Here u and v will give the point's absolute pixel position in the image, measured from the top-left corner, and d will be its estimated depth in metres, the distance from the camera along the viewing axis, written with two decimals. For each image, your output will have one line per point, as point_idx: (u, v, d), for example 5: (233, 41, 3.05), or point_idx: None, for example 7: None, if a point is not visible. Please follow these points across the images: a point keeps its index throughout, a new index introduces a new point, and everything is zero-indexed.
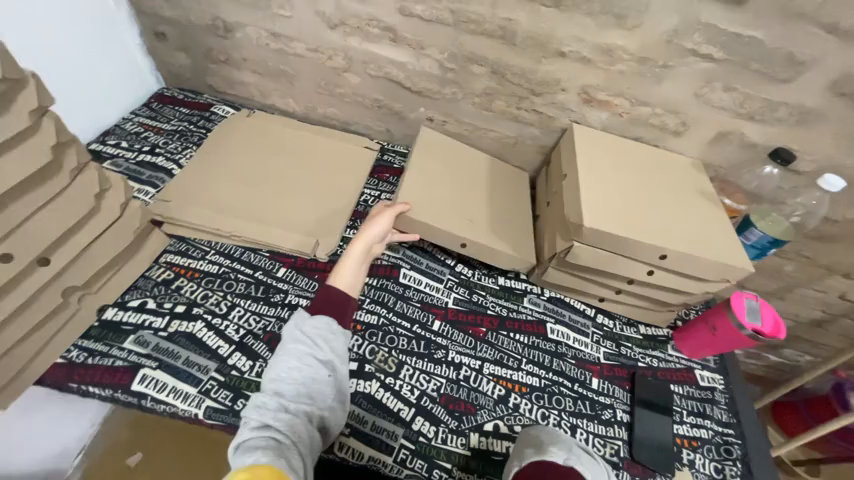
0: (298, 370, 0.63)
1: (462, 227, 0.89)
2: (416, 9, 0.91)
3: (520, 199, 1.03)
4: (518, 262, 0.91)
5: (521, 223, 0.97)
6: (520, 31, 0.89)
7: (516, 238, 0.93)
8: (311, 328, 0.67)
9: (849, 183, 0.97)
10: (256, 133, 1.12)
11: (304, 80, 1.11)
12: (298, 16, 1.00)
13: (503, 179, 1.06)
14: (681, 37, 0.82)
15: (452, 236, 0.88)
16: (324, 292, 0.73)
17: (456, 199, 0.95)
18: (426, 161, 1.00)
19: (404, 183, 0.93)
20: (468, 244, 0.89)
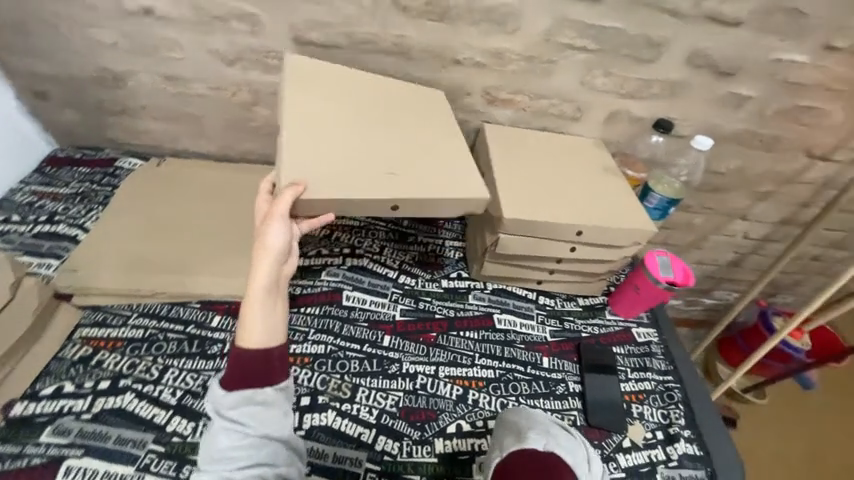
0: (231, 445, 0.56)
1: (385, 185, 0.73)
2: (311, 36, 0.92)
3: (446, 130, 0.88)
4: (461, 209, 0.77)
5: (439, 154, 0.83)
6: (414, 46, 0.92)
7: (450, 180, 0.78)
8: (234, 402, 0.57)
9: (724, 139, 1.10)
10: (168, 180, 1.06)
11: (211, 120, 1.07)
12: (192, 58, 0.97)
13: (423, 108, 0.90)
14: (557, 35, 0.91)
15: (376, 199, 0.72)
16: (235, 357, 0.58)
17: (358, 150, 0.78)
18: (320, 107, 0.81)
19: (295, 148, 0.74)
20: (399, 204, 0.74)
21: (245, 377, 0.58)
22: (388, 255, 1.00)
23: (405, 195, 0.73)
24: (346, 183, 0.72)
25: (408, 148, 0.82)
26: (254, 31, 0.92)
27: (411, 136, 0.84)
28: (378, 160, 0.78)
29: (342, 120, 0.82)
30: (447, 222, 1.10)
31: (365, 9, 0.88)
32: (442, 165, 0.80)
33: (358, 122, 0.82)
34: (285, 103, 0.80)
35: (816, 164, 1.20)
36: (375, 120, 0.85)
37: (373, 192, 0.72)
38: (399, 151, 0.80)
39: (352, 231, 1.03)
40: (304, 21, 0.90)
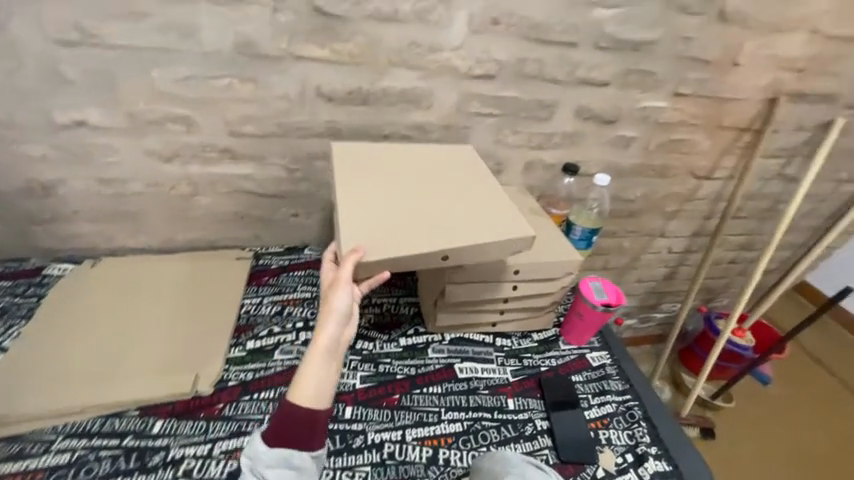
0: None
1: (434, 239, 0.79)
2: (245, 129, 0.99)
3: (476, 174, 0.95)
4: (503, 248, 0.81)
5: (479, 201, 0.89)
6: (344, 127, 1.02)
7: (489, 222, 0.84)
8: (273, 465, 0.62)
9: (624, 173, 1.29)
10: (104, 281, 1.02)
11: (151, 214, 1.07)
12: (126, 160, 0.99)
13: (451, 161, 0.99)
14: (466, 106, 1.05)
15: (427, 252, 0.77)
16: (285, 416, 0.63)
17: (407, 210, 0.84)
18: (364, 180, 0.89)
19: (347, 221, 0.80)
20: (449, 254, 0.79)
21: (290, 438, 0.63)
22: None
23: (453, 244, 0.79)
24: (399, 244, 0.77)
25: (455, 199, 0.88)
26: (188, 129, 0.97)
27: (453, 189, 0.91)
28: (423, 216, 0.84)
29: (390, 182, 0.89)
30: (399, 278, 1.13)
31: (294, 102, 0.97)
32: (486, 209, 0.87)
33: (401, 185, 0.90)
34: (333, 181, 0.89)
35: (704, 183, 1.41)
36: (420, 178, 0.92)
37: (426, 246, 0.77)
38: (444, 206, 0.86)
39: (304, 303, 1.03)
40: (237, 117, 0.97)
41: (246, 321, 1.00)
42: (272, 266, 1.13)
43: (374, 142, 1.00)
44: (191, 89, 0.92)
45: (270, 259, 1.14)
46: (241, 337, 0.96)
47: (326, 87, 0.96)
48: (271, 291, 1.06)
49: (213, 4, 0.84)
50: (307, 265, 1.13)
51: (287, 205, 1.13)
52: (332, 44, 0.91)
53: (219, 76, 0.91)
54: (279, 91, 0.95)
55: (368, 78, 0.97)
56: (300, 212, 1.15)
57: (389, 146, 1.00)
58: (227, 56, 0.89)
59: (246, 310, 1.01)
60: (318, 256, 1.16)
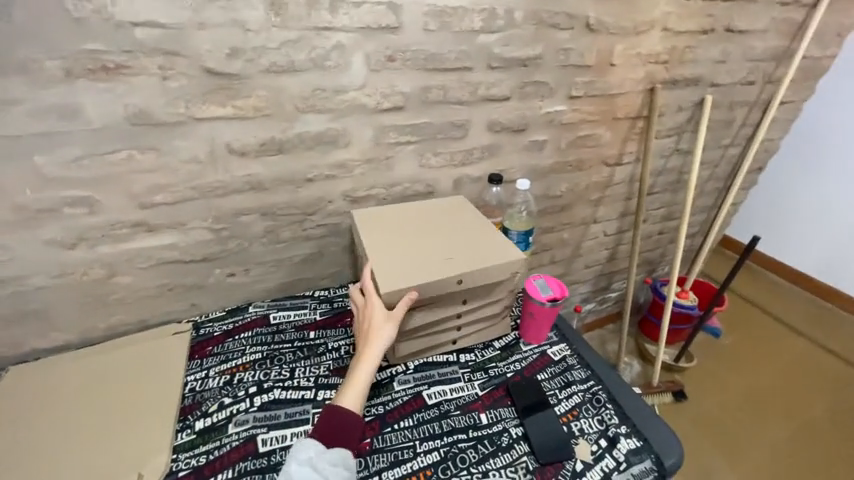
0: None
1: (449, 267, 0.93)
2: (157, 198, 0.94)
3: (470, 215, 1.12)
4: (505, 263, 0.95)
5: (474, 231, 1.05)
6: (265, 179, 1.02)
7: (490, 248, 0.99)
8: (325, 459, 0.73)
9: (544, 173, 1.40)
10: (14, 394, 0.90)
11: (64, 307, 0.98)
12: (20, 255, 0.89)
13: (448, 208, 1.15)
14: (382, 138, 1.09)
15: (444, 279, 0.90)
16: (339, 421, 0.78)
17: (423, 249, 0.98)
18: (382, 232, 1.04)
19: (378, 263, 0.94)
20: (463, 278, 0.92)
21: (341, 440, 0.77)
22: (301, 375, 0.96)
23: (466, 269, 0.92)
24: (424, 275, 0.90)
25: (462, 236, 1.03)
26: (90, 210, 0.91)
27: (452, 226, 1.07)
28: (435, 251, 0.98)
29: (402, 232, 1.04)
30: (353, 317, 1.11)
31: (205, 162, 0.95)
32: (487, 239, 1.02)
33: (414, 232, 1.04)
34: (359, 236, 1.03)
35: (616, 169, 1.56)
36: (428, 225, 1.08)
37: (445, 274, 0.91)
38: (453, 238, 1.02)
39: (255, 366, 0.97)
40: (145, 188, 0.93)
41: (192, 399, 0.91)
42: (215, 333, 1.05)
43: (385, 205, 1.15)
44: (86, 169, 0.87)
45: (211, 325, 1.07)
46: (187, 418, 0.88)
47: (236, 144, 0.95)
48: (217, 361, 0.98)
49: (94, 81, 0.80)
50: (253, 324, 1.07)
51: (220, 266, 1.09)
52: (233, 101, 0.91)
53: (115, 151, 0.87)
54: (187, 155, 0.93)
55: (278, 128, 0.97)
56: (235, 271, 1.11)
57: (397, 205, 1.15)
58: (121, 129, 0.86)
59: (191, 387, 0.93)
60: (264, 312, 1.11)
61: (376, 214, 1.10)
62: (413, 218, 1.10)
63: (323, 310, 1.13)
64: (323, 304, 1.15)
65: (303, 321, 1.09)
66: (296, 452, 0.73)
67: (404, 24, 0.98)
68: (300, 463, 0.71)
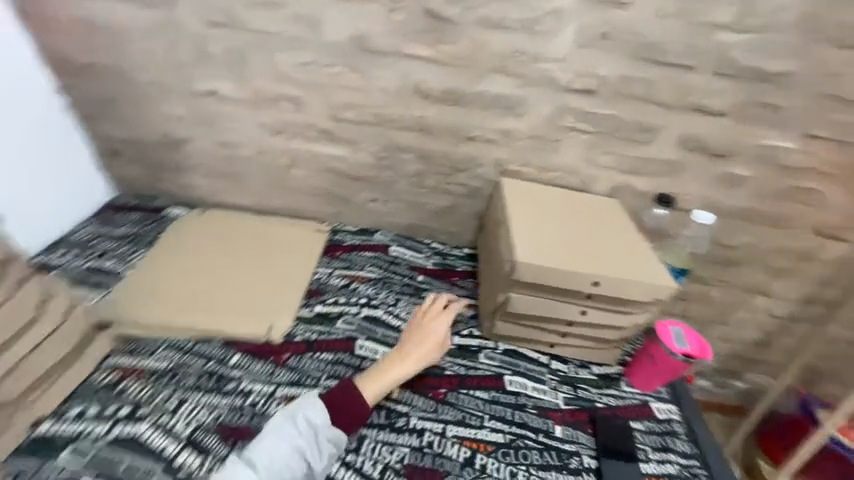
0: (290, 461, 0.73)
1: (588, 266, 0.88)
2: (347, 115, 1.06)
3: (622, 222, 1.02)
4: (649, 286, 0.87)
5: (623, 240, 0.97)
6: (435, 124, 1.07)
7: (637, 264, 0.90)
8: (323, 427, 0.77)
9: (728, 215, 1.15)
10: (207, 225, 1.16)
11: (252, 179, 1.19)
12: (243, 128, 1.10)
13: (599, 208, 1.07)
14: (558, 119, 1.04)
15: (578, 275, 0.87)
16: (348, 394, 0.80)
17: (565, 238, 0.95)
18: (527, 207, 1.03)
19: (517, 234, 0.94)
20: (600, 281, 0.87)
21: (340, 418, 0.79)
22: (402, 308, 1.06)
23: (605, 274, 0.87)
24: (560, 262, 0.88)
25: (609, 240, 0.96)
26: (297, 108, 1.07)
27: (600, 226, 1.00)
28: (576, 244, 0.94)
29: (547, 214, 1.02)
30: (461, 279, 1.20)
31: (394, 94, 1.03)
32: (635, 253, 0.94)
33: (559, 218, 1.01)
34: (505, 203, 1.04)
35: (829, 243, 1.21)
36: (575, 217, 1.02)
37: (582, 270, 0.87)
38: (598, 239, 0.96)
39: (369, 282, 1.10)
40: (341, 103, 1.05)
41: (316, 286, 1.08)
42: (345, 243, 1.21)
43: (534, 183, 1.12)
44: (308, 73, 1.02)
45: (344, 235, 1.22)
46: (310, 300, 1.04)
47: (424, 85, 1.01)
48: (342, 265, 1.14)
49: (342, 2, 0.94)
50: (377, 248, 1.21)
51: (368, 190, 1.20)
52: (439, 45, 0.96)
53: (332, 65, 1.01)
54: (383, 83, 1.02)
55: (467, 81, 1.00)
56: (377, 198, 1.22)
57: (547, 187, 1.11)
58: (343, 48, 0.99)
59: (318, 277, 1.09)
60: (387, 242, 1.24)
61: (524, 188, 1.09)
62: (561, 205, 1.05)
63: (435, 261, 1.23)
64: (436, 255, 1.25)
65: (416, 263, 1.21)
66: (308, 402, 0.79)
67: (636, 1, 0.91)
68: (302, 417, 0.77)
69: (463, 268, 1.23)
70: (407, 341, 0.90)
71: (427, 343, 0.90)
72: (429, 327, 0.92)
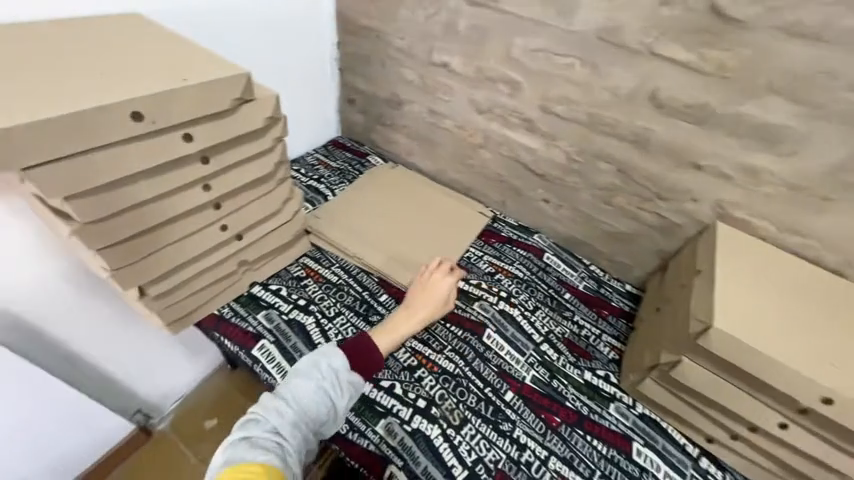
0: (319, 402, 0.71)
1: (821, 373, 0.68)
2: (557, 109, 1.02)
3: None
4: None
5: None
6: (656, 140, 0.92)
7: None
8: (344, 372, 0.75)
9: None
10: (395, 177, 1.30)
11: (443, 149, 1.28)
12: (455, 101, 1.18)
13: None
14: (844, 173, 0.77)
15: (802, 379, 0.68)
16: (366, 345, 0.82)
17: (792, 325, 0.74)
18: (744, 268, 0.83)
19: (726, 296, 0.77)
20: (834, 400, 0.67)
21: (360, 365, 0.79)
22: (539, 318, 1.02)
23: (847, 393, 0.66)
24: (781, 353, 0.70)
25: None
26: (511, 92, 1.07)
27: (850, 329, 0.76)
28: (808, 339, 0.73)
29: (771, 285, 0.81)
30: (612, 316, 1.07)
31: (620, 97, 0.92)
32: None
33: (788, 297, 0.79)
34: (715, 254, 0.85)
35: None
36: (814, 303, 0.79)
37: (811, 374, 0.67)
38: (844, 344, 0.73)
39: (514, 279, 1.09)
40: (557, 95, 1.00)
41: (465, 263, 1.12)
42: (502, 233, 1.21)
43: (762, 242, 0.90)
44: (536, 60, 0.99)
45: (503, 226, 1.22)
46: None
47: (663, 93, 0.87)
48: (493, 253, 1.15)
49: None
50: (531, 249, 1.17)
51: (545, 189, 1.15)
52: (704, 50, 0.80)
53: (565, 56, 0.95)
54: (613, 83, 0.92)
55: (725, 99, 0.82)
56: (551, 200, 1.16)
57: (780, 253, 0.88)
58: (587, 38, 0.91)
59: (469, 255, 1.13)
60: (544, 247, 1.18)
61: (745, 245, 0.89)
62: (791, 284, 0.82)
63: (587, 285, 1.13)
64: (590, 280, 1.14)
65: (566, 279, 1.12)
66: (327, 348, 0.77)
67: None
68: (324, 362, 0.75)
69: (617, 305, 1.09)
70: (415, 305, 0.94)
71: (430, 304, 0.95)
72: (434, 292, 0.96)
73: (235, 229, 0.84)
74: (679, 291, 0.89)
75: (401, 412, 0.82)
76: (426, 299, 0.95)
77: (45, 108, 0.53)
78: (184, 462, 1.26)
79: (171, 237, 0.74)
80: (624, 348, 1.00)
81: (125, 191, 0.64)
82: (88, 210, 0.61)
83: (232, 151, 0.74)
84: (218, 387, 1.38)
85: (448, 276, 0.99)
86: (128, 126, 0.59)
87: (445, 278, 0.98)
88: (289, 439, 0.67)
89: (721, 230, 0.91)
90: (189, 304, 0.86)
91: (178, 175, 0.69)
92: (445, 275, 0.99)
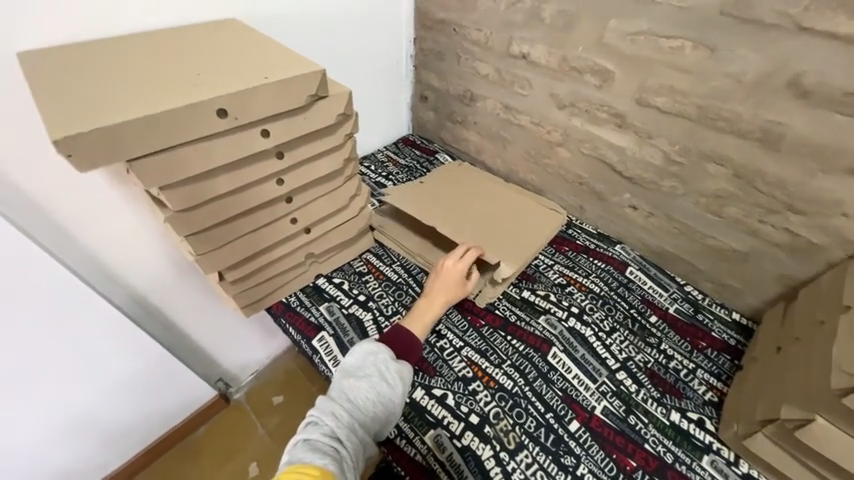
0: (371, 403, 0.72)
1: None
2: (656, 101, 0.87)
3: None
4: None
5: None
6: (791, 137, 0.74)
7: None
8: (391, 367, 0.76)
9: None
10: (459, 175, 1.22)
11: (516, 147, 1.20)
12: (533, 95, 1.09)
13: None
14: None
15: None
16: (401, 337, 0.81)
17: None
18: None
19: None
20: None
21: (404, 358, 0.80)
22: (615, 341, 0.89)
23: None
24: None
25: None
26: (600, 84, 0.95)
27: None
28: None
29: None
30: (710, 348, 0.88)
31: (744, 85, 0.76)
32: None
33: None
34: None
35: None
36: None
37: None
38: None
39: (589, 294, 0.96)
40: (658, 86, 0.86)
41: (532, 271, 1.02)
42: (577, 241, 1.09)
43: None
44: (635, 45, 0.86)
45: (579, 233, 1.10)
46: (522, 282, 1.00)
47: (810, 78, 0.69)
48: (565, 262, 1.03)
49: None
50: (611, 262, 1.03)
51: (633, 194, 1.01)
52: None
53: (674, 38, 0.80)
54: (736, 69, 0.75)
55: None
56: (640, 208, 1.01)
57: None
58: (705, 14, 0.75)
59: (538, 263, 1.03)
60: (626, 260, 1.04)
61: None
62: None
63: (680, 308, 0.95)
64: (684, 302, 0.96)
65: (653, 299, 0.97)
66: (373, 346, 0.79)
67: None
68: (371, 359, 0.76)
69: (718, 336, 0.90)
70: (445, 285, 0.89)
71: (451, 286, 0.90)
72: (454, 273, 0.90)
73: (304, 223, 0.87)
74: (814, 331, 0.70)
75: (451, 426, 0.78)
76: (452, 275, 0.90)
77: (149, 108, 0.59)
78: (252, 431, 1.37)
79: (246, 227, 0.79)
80: (726, 390, 0.82)
81: (208, 183, 0.69)
82: (180, 198, 0.67)
83: (305, 146, 0.76)
84: (288, 368, 1.50)
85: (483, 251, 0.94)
86: (215, 122, 0.63)
87: (478, 253, 0.92)
88: (346, 441, 0.67)
89: None
90: (258, 292, 0.91)
91: (255, 169, 0.72)
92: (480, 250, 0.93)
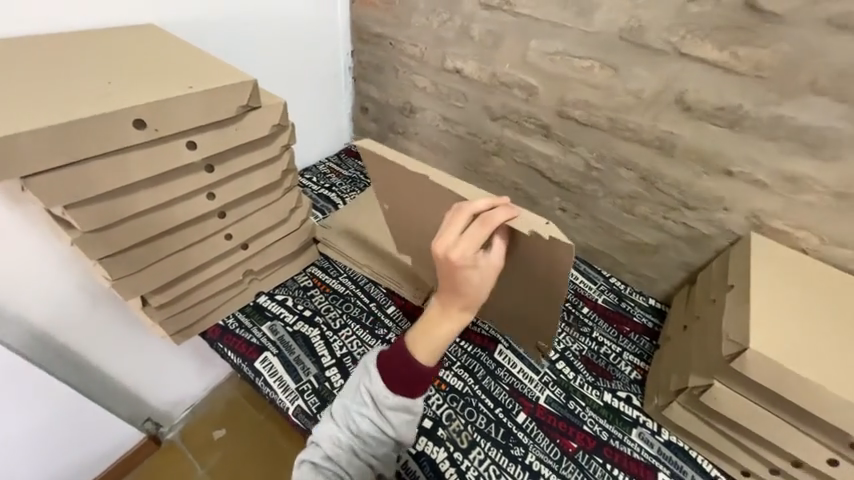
0: (373, 432, 0.64)
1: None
2: (575, 114, 0.97)
3: None
4: None
5: None
6: (681, 145, 0.87)
7: None
8: (392, 397, 0.63)
9: None
10: None
11: (456, 157, 1.25)
12: (468, 107, 1.15)
13: None
14: None
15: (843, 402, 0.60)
16: (404, 365, 0.63)
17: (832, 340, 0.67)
18: (783, 280, 0.76)
19: (760, 310, 0.69)
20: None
21: (411, 382, 0.63)
22: None
23: None
24: (815, 371, 0.62)
25: None
26: (527, 98, 1.03)
27: None
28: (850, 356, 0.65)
29: (812, 300, 0.73)
30: (633, 333, 0.99)
31: (643, 100, 0.87)
32: None
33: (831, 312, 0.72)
34: (751, 266, 0.78)
35: None
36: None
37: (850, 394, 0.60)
38: None
39: None
40: (574, 100, 0.96)
41: None
42: None
43: (802, 255, 0.82)
44: (554, 64, 0.95)
45: None
46: None
47: (691, 96, 0.82)
48: None
49: None
50: None
51: (562, 198, 1.10)
52: (737, 48, 0.74)
53: (584, 58, 0.91)
54: (634, 86, 0.87)
55: (760, 98, 0.75)
56: (568, 210, 1.11)
57: (822, 267, 0.81)
58: (607, 39, 0.86)
59: None
60: None
61: (782, 256, 0.82)
62: (834, 307, 0.72)
63: (607, 299, 1.06)
64: (610, 293, 1.07)
65: (584, 292, 1.06)
66: (373, 368, 0.65)
67: None
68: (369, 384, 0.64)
69: (639, 320, 1.02)
70: (455, 283, 0.61)
71: (462, 282, 0.62)
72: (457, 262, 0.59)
73: (240, 238, 0.83)
74: (709, 308, 0.81)
75: None
76: (460, 264, 0.59)
77: (49, 118, 0.53)
78: (190, 472, 1.25)
79: (173, 246, 0.73)
80: (648, 368, 0.92)
81: (124, 199, 0.63)
82: (91, 217, 0.61)
83: (238, 158, 0.73)
84: (229, 398, 1.38)
85: (498, 218, 0.60)
86: (130, 134, 0.59)
87: (489, 225, 0.59)
88: (348, 467, 0.63)
89: (756, 242, 0.84)
90: (190, 316, 0.85)
91: (181, 184, 0.68)
92: (493, 219, 0.60)
